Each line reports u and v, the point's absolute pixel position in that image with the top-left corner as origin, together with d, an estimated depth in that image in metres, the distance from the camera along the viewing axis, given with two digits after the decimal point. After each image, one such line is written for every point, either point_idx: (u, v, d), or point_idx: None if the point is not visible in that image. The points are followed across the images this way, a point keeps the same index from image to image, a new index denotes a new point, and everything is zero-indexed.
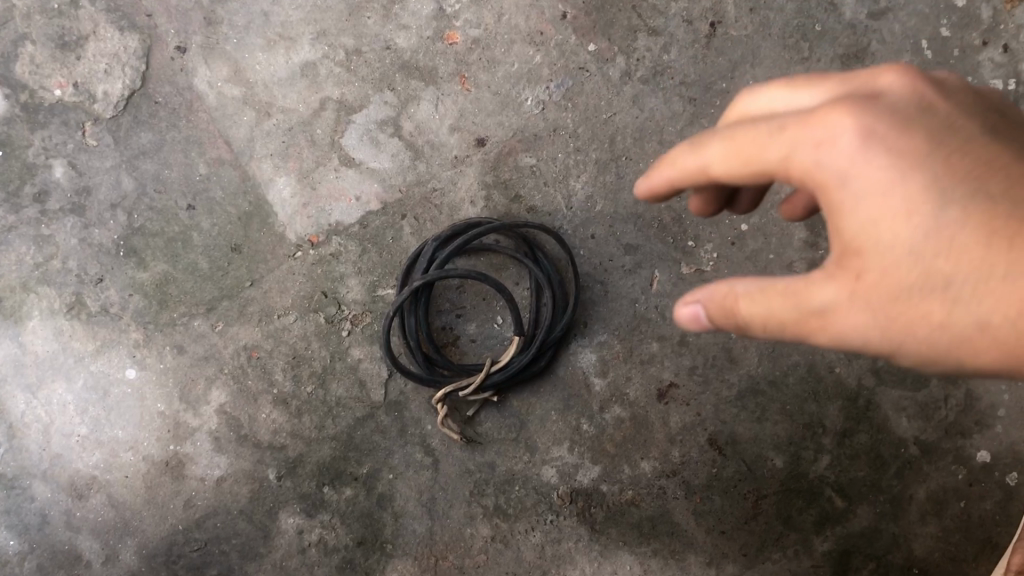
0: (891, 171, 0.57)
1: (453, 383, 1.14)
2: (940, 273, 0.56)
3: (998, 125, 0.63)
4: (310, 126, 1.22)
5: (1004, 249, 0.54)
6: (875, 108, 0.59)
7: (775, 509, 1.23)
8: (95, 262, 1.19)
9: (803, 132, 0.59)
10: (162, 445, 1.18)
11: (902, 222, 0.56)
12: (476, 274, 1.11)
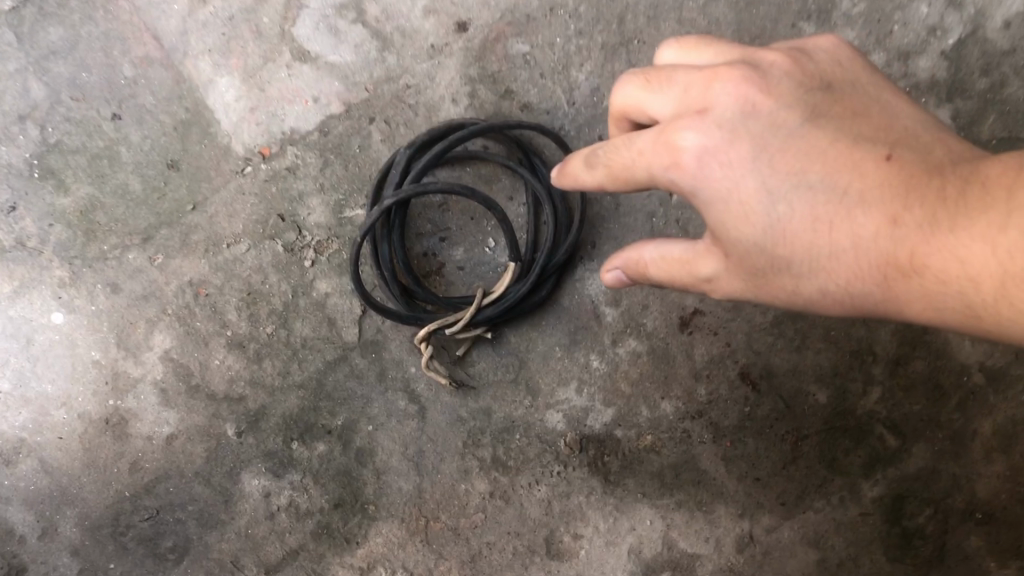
0: (734, 173, 0.61)
1: (439, 321, 0.96)
2: (789, 253, 0.62)
3: (827, 92, 0.64)
4: (254, 14, 1.01)
5: (846, 232, 0.60)
6: (719, 113, 0.62)
7: (817, 451, 1.07)
8: (5, 187, 1.00)
9: (657, 148, 0.62)
10: (100, 400, 1.01)
11: (756, 216, 0.61)
12: (461, 188, 0.91)
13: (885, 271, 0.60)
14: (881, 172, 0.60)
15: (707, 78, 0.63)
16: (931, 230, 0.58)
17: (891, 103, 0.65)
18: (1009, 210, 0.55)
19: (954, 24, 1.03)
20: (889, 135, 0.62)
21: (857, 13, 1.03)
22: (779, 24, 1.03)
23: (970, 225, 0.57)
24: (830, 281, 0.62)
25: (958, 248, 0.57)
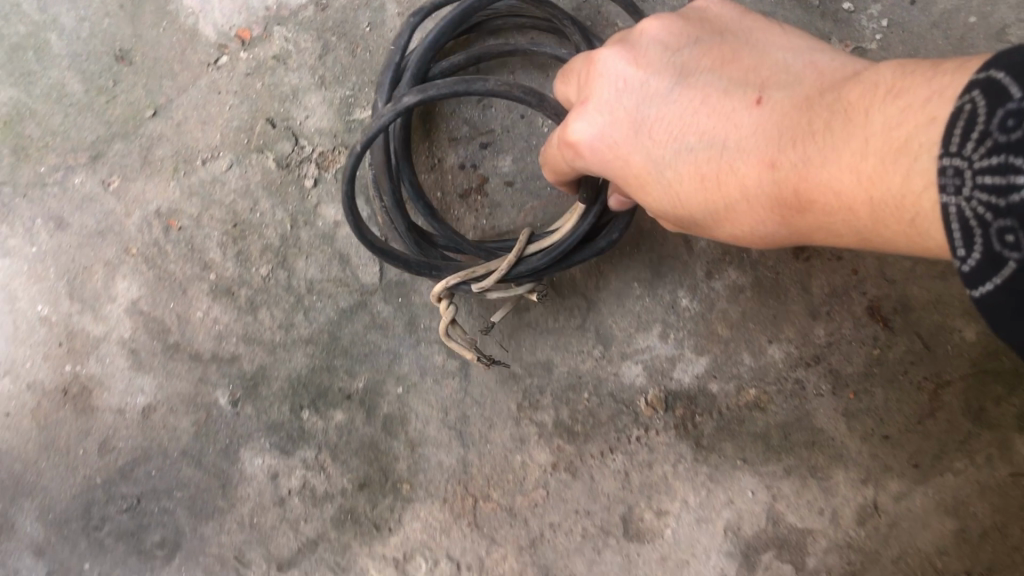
0: (631, 154, 0.56)
1: (460, 275, 0.69)
2: (701, 212, 0.55)
3: (698, 45, 0.56)
4: None
5: (734, 188, 0.52)
6: (599, 99, 0.57)
7: (961, 402, 0.83)
8: None
9: (560, 145, 0.59)
10: (54, 367, 0.79)
11: (656, 185, 0.55)
12: (523, 90, 0.62)
13: (782, 216, 0.51)
14: (755, 108, 0.52)
15: (588, 66, 0.59)
16: (810, 164, 0.48)
17: (775, 36, 0.56)
18: (868, 130, 0.45)
19: None
20: (765, 71, 0.53)
21: None
22: None
23: (839, 154, 0.46)
24: (747, 235, 0.54)
25: (830, 184, 0.47)
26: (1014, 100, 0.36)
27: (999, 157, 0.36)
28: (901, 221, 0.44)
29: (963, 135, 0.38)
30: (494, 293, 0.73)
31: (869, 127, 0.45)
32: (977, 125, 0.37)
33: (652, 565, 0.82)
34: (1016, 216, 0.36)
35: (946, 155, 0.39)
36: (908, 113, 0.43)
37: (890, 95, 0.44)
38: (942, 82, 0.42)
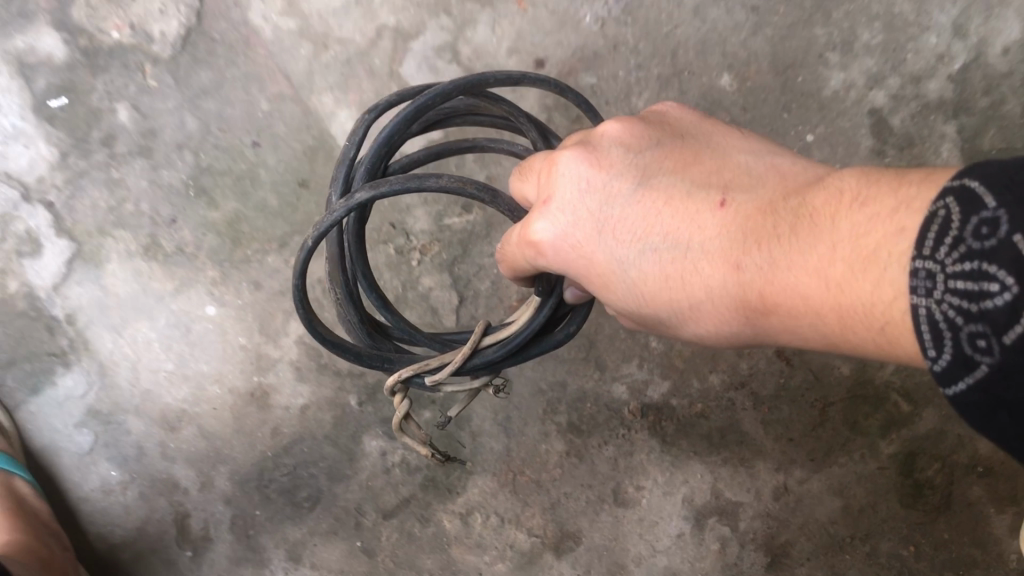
0: (606, 250, 0.73)
1: (417, 367, 0.81)
2: (673, 303, 0.71)
3: (656, 154, 0.75)
4: (367, 57, 1.22)
5: (697, 284, 0.69)
6: (559, 198, 0.74)
7: (842, 415, 1.26)
8: (166, 203, 1.21)
9: (522, 240, 0.76)
10: (246, 377, 1.23)
11: (619, 277, 0.73)
12: (475, 187, 0.75)
13: (743, 313, 0.67)
14: (717, 215, 0.69)
15: (547, 164, 0.76)
16: (770, 271, 0.64)
17: (726, 143, 0.75)
18: (835, 240, 0.60)
19: (959, 52, 1.22)
20: (727, 177, 0.71)
21: (875, 44, 1.23)
22: (809, 55, 1.23)
23: (806, 265, 0.61)
24: (701, 328, 0.72)
25: (800, 292, 0.62)
26: (987, 211, 0.49)
27: (974, 263, 0.49)
28: (871, 325, 0.58)
29: (938, 240, 0.52)
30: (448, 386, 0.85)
31: (850, 241, 0.59)
32: (951, 231, 0.51)
33: (633, 523, 1.25)
34: (986, 323, 0.48)
35: (920, 257, 0.53)
36: (870, 228, 0.58)
37: (859, 208, 0.60)
38: (910, 195, 0.57)
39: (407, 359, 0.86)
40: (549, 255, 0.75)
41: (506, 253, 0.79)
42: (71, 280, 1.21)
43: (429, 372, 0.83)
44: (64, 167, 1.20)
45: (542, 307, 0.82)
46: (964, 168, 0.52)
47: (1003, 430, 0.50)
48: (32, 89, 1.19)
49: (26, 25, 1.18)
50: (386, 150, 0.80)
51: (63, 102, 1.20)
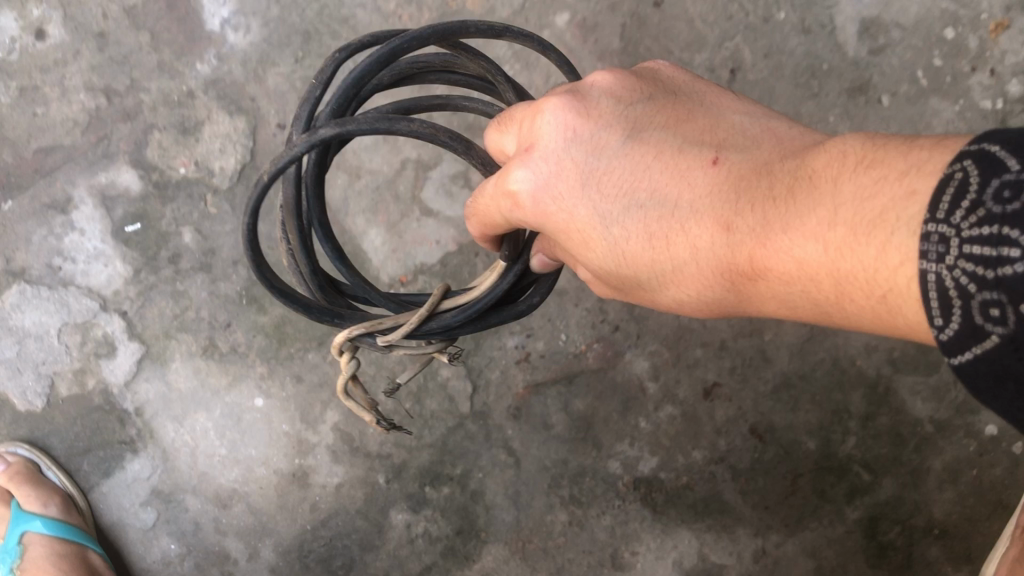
0: (586, 209, 0.73)
1: (371, 325, 0.78)
2: (653, 266, 0.73)
3: (645, 109, 0.76)
4: (394, 185, 1.44)
5: (683, 244, 0.70)
6: (541, 146, 0.73)
7: (811, 485, 1.43)
8: (223, 310, 1.41)
9: (495, 194, 0.75)
10: (289, 459, 1.42)
11: (598, 238, 0.73)
12: (448, 136, 0.74)
13: (727, 278, 0.69)
14: (706, 173, 0.69)
15: (528, 112, 0.76)
16: (760, 234, 0.65)
17: (720, 104, 0.76)
18: (838, 204, 0.59)
19: None
20: (721, 136, 0.72)
21: None
22: None
23: (804, 230, 0.62)
24: (683, 293, 0.74)
25: (794, 253, 0.62)
26: (1011, 171, 0.48)
27: (991, 228, 0.48)
28: (871, 295, 0.58)
29: (954, 204, 0.50)
30: (404, 349, 0.84)
31: (852, 202, 0.58)
32: (968, 197, 0.50)
33: None
34: (1002, 294, 0.48)
35: (934, 221, 0.51)
36: (877, 187, 0.57)
37: (863, 171, 0.59)
38: (921, 155, 0.56)
39: (357, 316, 0.82)
40: (527, 215, 0.74)
41: (477, 204, 0.78)
42: (141, 377, 1.41)
43: (382, 332, 0.80)
44: (137, 281, 1.42)
45: (508, 273, 0.82)
46: (985, 132, 0.51)
47: (1011, 402, 0.51)
48: (112, 217, 1.42)
49: (110, 164, 1.42)
50: (355, 91, 0.77)
51: (138, 226, 1.42)
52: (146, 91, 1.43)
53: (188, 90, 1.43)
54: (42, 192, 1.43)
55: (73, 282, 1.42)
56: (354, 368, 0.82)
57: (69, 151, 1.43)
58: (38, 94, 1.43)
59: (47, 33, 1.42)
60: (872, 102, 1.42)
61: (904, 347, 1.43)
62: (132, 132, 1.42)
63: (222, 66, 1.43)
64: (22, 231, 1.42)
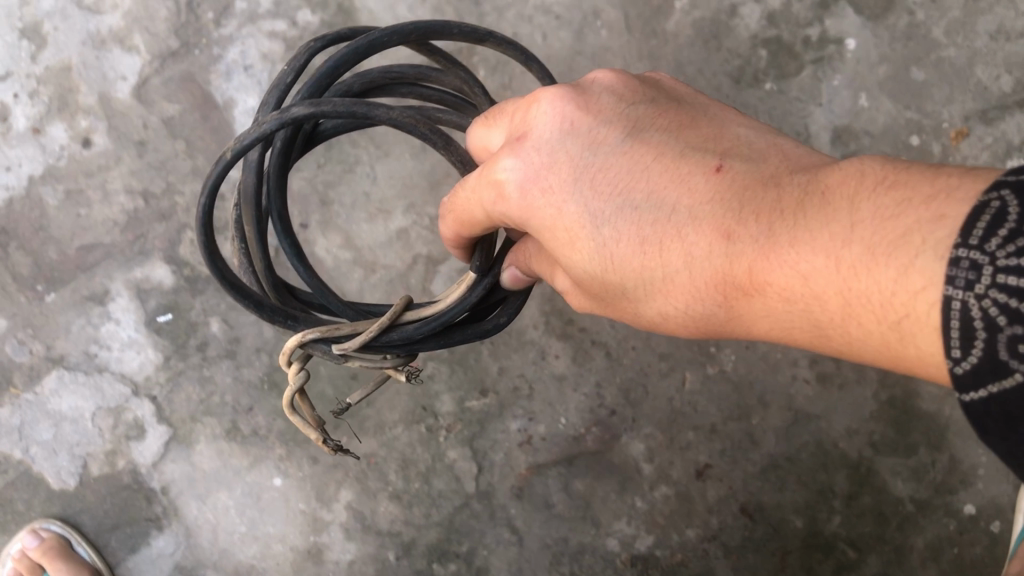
0: (577, 206, 0.76)
1: (325, 330, 0.80)
2: (640, 271, 0.76)
3: (643, 114, 0.80)
4: (406, 278, 1.55)
5: (678, 252, 0.73)
6: (535, 136, 0.78)
7: (799, 562, 1.51)
8: (246, 394, 1.52)
9: (482, 185, 0.78)
10: (305, 536, 1.51)
11: (584, 236, 0.76)
12: (428, 130, 0.77)
13: (719, 290, 0.72)
14: (709, 183, 0.73)
15: (525, 105, 0.80)
16: (764, 249, 0.68)
17: (725, 118, 0.81)
18: (855, 220, 0.63)
19: None
20: (727, 147, 0.76)
21: None
22: None
23: (812, 244, 0.65)
24: (669, 304, 0.77)
25: (801, 267, 0.66)
26: None
27: None
28: (882, 320, 0.62)
29: (989, 232, 0.54)
30: (359, 360, 0.86)
31: (872, 218, 0.62)
32: (1004, 225, 0.53)
33: None
34: None
35: (965, 247, 0.55)
36: (899, 209, 0.61)
37: (884, 191, 0.63)
38: (947, 181, 0.60)
39: (312, 321, 0.86)
40: (517, 209, 0.77)
41: (454, 201, 0.82)
42: (168, 458, 1.52)
43: (338, 340, 0.82)
44: (167, 368, 1.53)
45: (476, 287, 0.86)
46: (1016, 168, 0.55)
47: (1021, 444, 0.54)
48: (145, 308, 1.54)
49: (145, 260, 1.55)
50: (328, 81, 0.84)
51: (169, 317, 1.54)
52: (181, 194, 1.56)
53: (219, 192, 1.55)
54: (81, 285, 1.55)
55: (108, 368, 1.53)
56: (302, 380, 0.86)
57: (108, 248, 1.55)
58: (83, 196, 1.57)
59: (93, 141, 1.57)
60: None
61: (884, 430, 1.51)
62: (167, 231, 1.55)
63: None
64: (62, 321, 1.54)
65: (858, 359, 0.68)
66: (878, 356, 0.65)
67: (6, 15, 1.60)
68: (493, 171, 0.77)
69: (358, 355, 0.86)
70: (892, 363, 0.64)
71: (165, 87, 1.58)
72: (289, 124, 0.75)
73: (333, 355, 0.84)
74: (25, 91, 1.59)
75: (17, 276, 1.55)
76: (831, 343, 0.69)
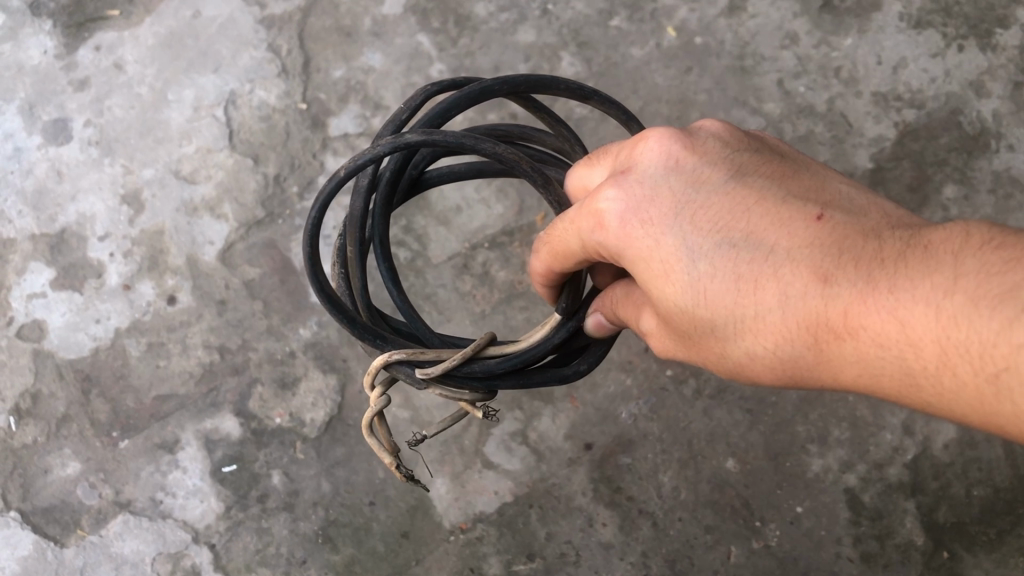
0: (675, 239, 0.82)
1: (409, 352, 0.90)
2: (728, 308, 0.81)
3: (744, 162, 0.87)
4: (460, 438, 1.61)
5: (773, 290, 0.78)
6: (641, 173, 0.85)
7: None
8: (301, 546, 1.58)
9: (585, 214, 0.85)
10: None
11: (679, 268, 0.82)
12: (528, 167, 0.87)
13: (809, 331, 0.77)
14: (810, 229, 0.79)
15: (633, 144, 0.88)
16: (863, 293, 0.74)
17: (822, 176, 0.89)
18: (961, 273, 0.69)
19: (910, 445, 1.56)
20: (825, 200, 0.83)
21: (844, 438, 1.57)
22: (793, 445, 1.57)
23: (915, 290, 0.71)
24: (754, 345, 0.81)
25: (899, 313, 0.71)
26: None
27: None
28: (981, 369, 0.68)
29: None
30: (441, 391, 0.94)
31: (976, 276, 0.69)
32: None
33: None
34: None
35: None
36: (1007, 267, 0.68)
37: (991, 252, 0.69)
38: None
39: (398, 344, 0.93)
40: (616, 238, 0.83)
41: (554, 231, 0.88)
42: None
43: (422, 366, 0.91)
44: (228, 516, 1.60)
45: (559, 329, 0.94)
46: None
47: None
48: (212, 458, 1.62)
49: (216, 412, 1.64)
50: (438, 121, 0.93)
51: (234, 467, 1.62)
52: (254, 350, 1.66)
53: (290, 350, 1.65)
54: (154, 433, 1.64)
55: (172, 514, 1.61)
56: (382, 404, 0.94)
57: (182, 399, 1.65)
58: (163, 349, 1.68)
59: (178, 298, 1.69)
60: None
61: None
62: (239, 385, 1.65)
63: (321, 331, 1.65)
64: (133, 467, 1.63)
65: (945, 412, 0.73)
66: (966, 409, 0.71)
67: (112, 183, 1.77)
68: (599, 202, 0.84)
69: (442, 388, 0.93)
70: (979, 415, 0.70)
71: (248, 251, 1.71)
72: (402, 149, 0.86)
73: (416, 380, 0.92)
74: (120, 251, 1.73)
75: (95, 423, 1.65)
76: (918, 394, 0.74)
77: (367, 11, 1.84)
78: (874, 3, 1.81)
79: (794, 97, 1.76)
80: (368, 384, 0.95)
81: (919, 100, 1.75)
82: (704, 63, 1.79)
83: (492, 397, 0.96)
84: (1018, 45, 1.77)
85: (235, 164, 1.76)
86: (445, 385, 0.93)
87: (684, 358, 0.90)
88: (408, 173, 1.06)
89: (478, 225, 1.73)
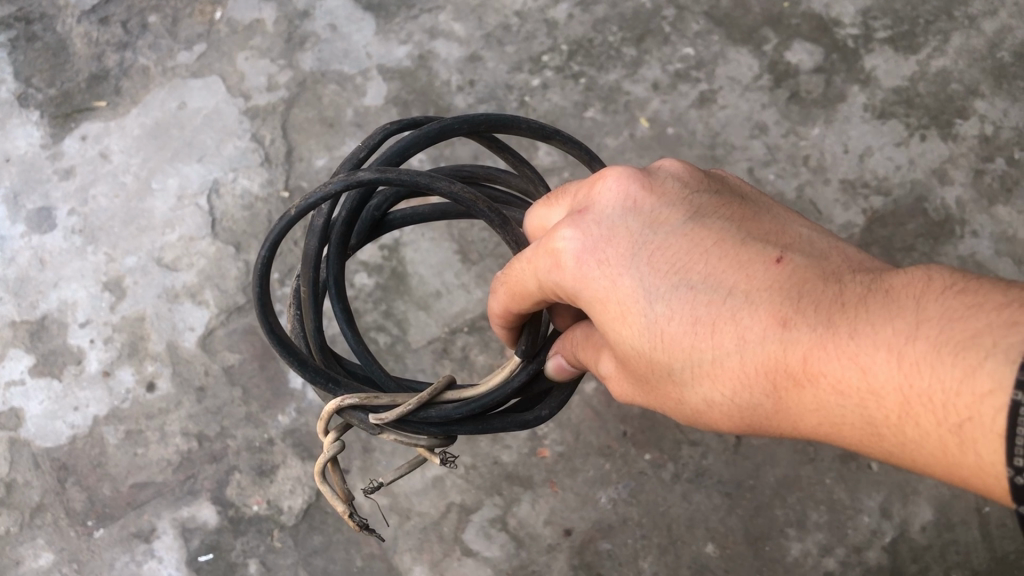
0: (632, 281, 0.85)
1: (361, 399, 0.91)
2: (686, 352, 0.84)
3: (706, 204, 0.91)
4: (439, 525, 1.61)
5: (730, 333, 0.81)
6: (601, 214, 0.89)
7: None
8: None
9: (544, 253, 0.88)
10: None
11: (637, 310, 0.85)
12: (484, 206, 0.92)
13: (766, 373, 0.80)
14: (769, 272, 0.82)
15: (594, 184, 0.92)
16: (822, 340, 0.76)
17: (788, 219, 0.92)
18: (920, 319, 0.72)
19: (887, 528, 1.56)
20: (786, 243, 0.87)
21: (822, 521, 1.57)
22: (772, 529, 1.58)
23: (874, 335, 0.74)
24: (714, 389, 0.84)
25: (859, 358, 0.74)
26: None
27: None
28: (941, 419, 0.69)
29: None
30: (395, 436, 0.96)
31: (939, 321, 0.71)
32: None
33: None
34: None
35: None
36: (965, 313, 0.70)
37: (951, 297, 0.72)
38: (1013, 298, 0.69)
39: (352, 387, 0.96)
40: (575, 279, 0.87)
41: (512, 271, 0.92)
42: None
43: (376, 412, 0.94)
44: None
45: (518, 373, 0.99)
46: None
47: None
48: (188, 547, 1.61)
49: (193, 500, 1.63)
50: (397, 159, 0.96)
51: (210, 556, 1.61)
52: (233, 437, 1.66)
53: (268, 436, 1.65)
54: (130, 522, 1.63)
55: None
56: (336, 450, 0.95)
57: (160, 487, 1.65)
58: (141, 436, 1.67)
59: (157, 385, 1.69)
60: (862, 466, 1.59)
61: None
62: (216, 472, 1.64)
63: (300, 418, 1.66)
64: (107, 557, 1.62)
65: (905, 463, 0.75)
66: (928, 462, 0.72)
67: (94, 270, 1.79)
68: (559, 242, 0.88)
69: (398, 436, 0.96)
70: (941, 465, 0.71)
71: (228, 337, 1.72)
72: (355, 186, 0.88)
73: (371, 425, 0.95)
74: (101, 338, 1.74)
75: (70, 512, 1.64)
76: (880, 444, 0.76)
77: (349, 103, 1.89)
78: (839, 95, 1.88)
79: (764, 185, 1.81)
80: (322, 429, 0.97)
81: (885, 187, 1.80)
82: (676, 153, 1.84)
83: (449, 443, 0.99)
84: (978, 134, 1.83)
85: (216, 252, 1.78)
86: (401, 430, 0.96)
87: (644, 401, 0.93)
88: (368, 213, 1.09)
89: (457, 310, 1.75)
